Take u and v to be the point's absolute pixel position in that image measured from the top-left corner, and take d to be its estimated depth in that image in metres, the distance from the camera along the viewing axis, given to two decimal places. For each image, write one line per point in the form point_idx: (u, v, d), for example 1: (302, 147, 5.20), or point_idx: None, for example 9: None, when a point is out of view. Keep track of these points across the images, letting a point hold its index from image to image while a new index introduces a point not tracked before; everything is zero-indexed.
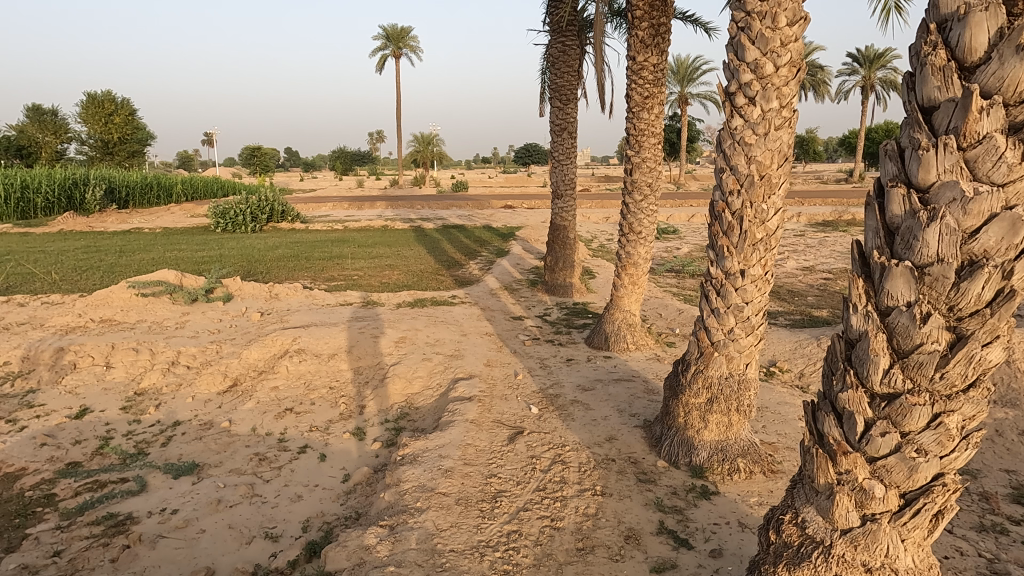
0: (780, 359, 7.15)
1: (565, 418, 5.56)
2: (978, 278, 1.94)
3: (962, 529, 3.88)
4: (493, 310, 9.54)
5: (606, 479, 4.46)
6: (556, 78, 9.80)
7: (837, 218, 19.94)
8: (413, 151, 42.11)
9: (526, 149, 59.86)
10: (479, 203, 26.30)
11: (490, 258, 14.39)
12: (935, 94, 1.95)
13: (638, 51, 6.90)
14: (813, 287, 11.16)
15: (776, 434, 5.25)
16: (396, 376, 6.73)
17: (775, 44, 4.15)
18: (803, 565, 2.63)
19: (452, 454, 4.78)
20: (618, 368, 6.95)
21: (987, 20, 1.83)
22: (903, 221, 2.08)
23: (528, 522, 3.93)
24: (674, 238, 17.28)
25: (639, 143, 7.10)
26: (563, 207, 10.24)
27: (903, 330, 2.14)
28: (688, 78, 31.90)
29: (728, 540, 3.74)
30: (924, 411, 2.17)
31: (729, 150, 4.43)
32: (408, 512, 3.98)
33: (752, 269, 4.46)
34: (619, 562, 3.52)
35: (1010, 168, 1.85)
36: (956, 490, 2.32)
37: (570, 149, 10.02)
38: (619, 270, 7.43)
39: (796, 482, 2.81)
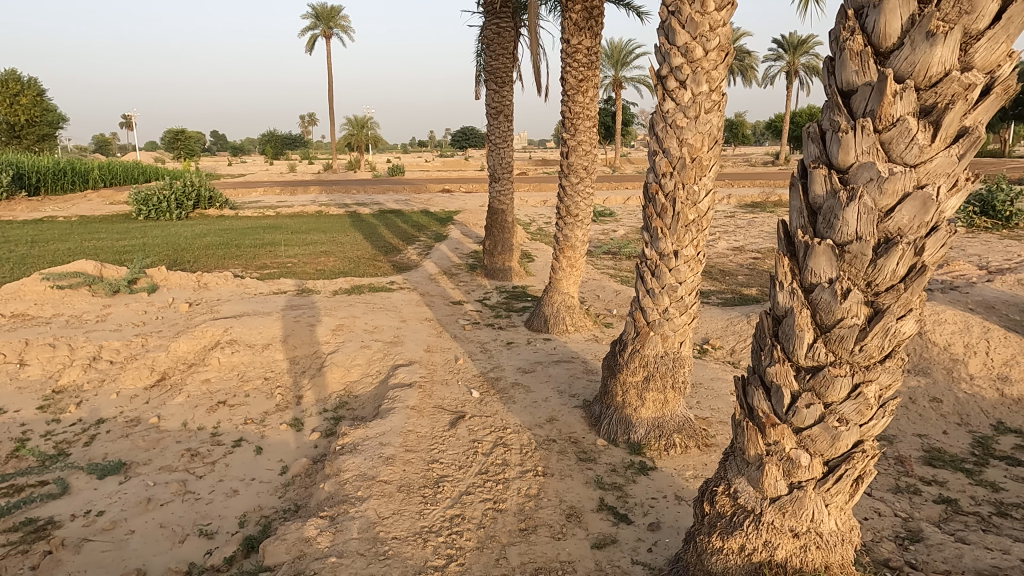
0: (712, 337, 7.38)
1: (506, 400, 5.60)
2: (893, 255, 2.04)
3: (880, 491, 4.11)
4: (432, 295, 9.46)
5: (548, 459, 4.52)
6: (491, 60, 9.71)
7: (765, 199, 20.69)
8: (346, 134, 41.21)
9: (462, 132, 59.29)
10: (416, 187, 26.02)
11: (429, 243, 14.27)
12: (853, 78, 2.02)
13: (572, 34, 6.92)
14: (743, 266, 11.56)
15: (709, 409, 5.43)
16: (335, 365, 6.59)
17: (704, 29, 4.24)
18: (736, 533, 2.73)
19: (394, 441, 4.73)
20: (558, 350, 7.02)
21: (901, 7, 1.90)
22: (826, 201, 2.16)
23: (470, 505, 3.93)
24: (611, 221, 17.54)
25: (575, 126, 7.16)
26: (501, 190, 10.21)
27: (826, 305, 2.23)
28: (622, 62, 32.27)
29: (666, 513, 3.86)
30: (846, 382, 2.28)
31: (662, 133, 4.52)
32: (348, 502, 3.92)
33: (685, 249, 4.57)
34: (562, 540, 3.58)
35: (921, 150, 1.94)
36: (874, 455, 2.46)
37: (507, 132, 10.00)
38: (557, 253, 7.48)
39: (727, 454, 2.91)
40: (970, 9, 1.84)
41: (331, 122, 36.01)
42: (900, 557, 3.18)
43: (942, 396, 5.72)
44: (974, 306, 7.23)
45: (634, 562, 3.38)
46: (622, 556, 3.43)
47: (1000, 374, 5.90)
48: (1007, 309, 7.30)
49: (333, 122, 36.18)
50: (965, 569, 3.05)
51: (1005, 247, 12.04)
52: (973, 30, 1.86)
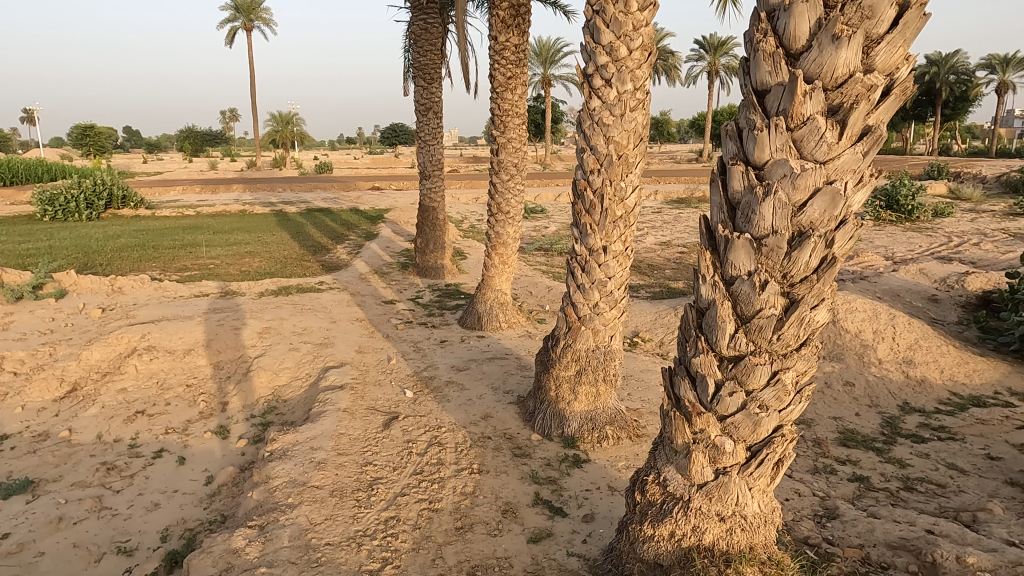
0: (641, 330, 7.56)
1: (440, 399, 5.56)
2: (806, 247, 2.14)
3: (800, 473, 4.32)
4: (363, 295, 9.28)
5: (483, 456, 4.52)
6: (419, 56, 9.60)
7: (690, 196, 21.33)
8: (270, 130, 39.86)
9: (392, 129, 58.39)
10: (345, 185, 25.46)
11: (359, 242, 14.01)
12: (767, 78, 2.10)
13: (500, 31, 6.92)
14: (670, 261, 11.89)
15: (640, 401, 5.57)
16: (262, 369, 6.37)
17: (628, 28, 4.34)
18: (666, 520, 2.80)
19: (325, 445, 4.63)
20: (492, 347, 7.03)
21: (808, 11, 1.99)
22: (743, 196, 2.24)
23: (406, 506, 3.89)
24: (543, 218, 17.69)
25: (504, 123, 7.18)
26: (431, 187, 10.12)
27: (745, 297, 2.32)
28: (551, 60, 32.54)
29: (600, 504, 3.92)
30: (766, 370, 2.38)
31: (588, 130, 4.59)
32: (278, 509, 3.81)
33: (613, 245, 4.66)
34: (498, 537, 3.59)
35: (830, 147, 2.04)
36: (793, 439, 2.58)
37: (436, 129, 9.93)
38: (489, 250, 7.47)
39: (656, 443, 2.98)
40: (870, 14, 1.94)
41: (254, 117, 34.78)
42: (818, 534, 3.34)
43: (854, 380, 6.05)
44: (881, 295, 7.69)
45: (569, 554, 3.41)
46: (557, 549, 3.47)
47: (905, 358, 6.30)
48: (911, 296, 7.80)
49: (256, 119, 34.94)
50: (875, 542, 3.24)
51: (908, 239, 12.86)
52: (874, 34, 1.97)
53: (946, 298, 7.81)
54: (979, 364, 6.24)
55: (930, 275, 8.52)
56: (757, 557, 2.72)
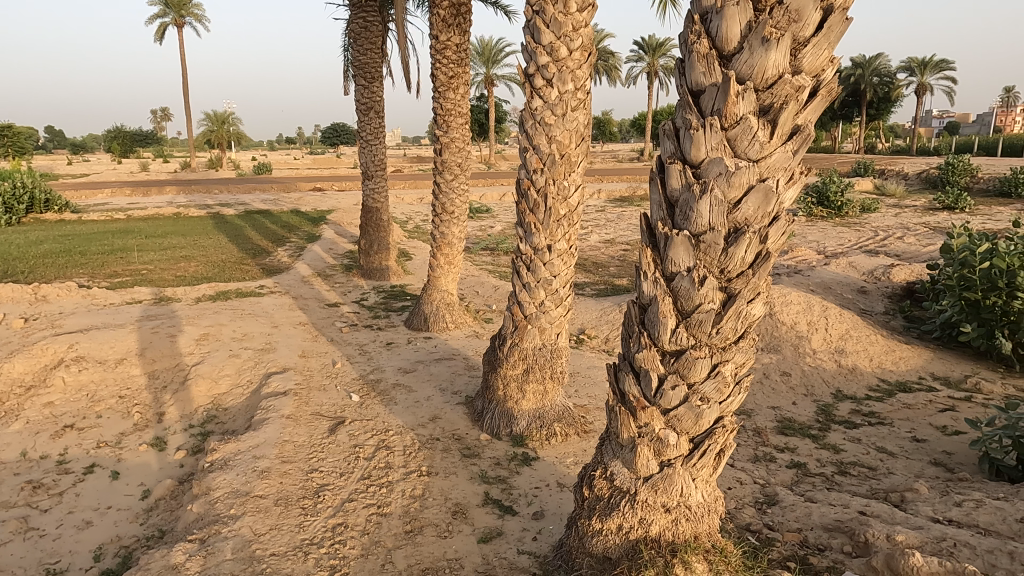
0: (587, 327, 7.66)
1: (387, 402, 5.49)
2: (742, 243, 2.21)
3: (741, 462, 4.45)
4: (305, 298, 9.09)
5: (432, 458, 4.48)
6: (359, 55, 9.46)
7: (632, 194, 21.72)
8: (204, 130, 38.55)
9: (333, 128, 57.32)
10: (285, 186, 24.88)
11: (301, 244, 13.71)
12: (701, 79, 2.15)
13: (441, 30, 6.88)
14: (614, 258, 12.08)
15: (587, 397, 5.63)
16: (200, 377, 6.15)
17: (568, 29, 4.40)
18: (613, 514, 2.84)
19: (269, 453, 4.51)
20: (439, 348, 6.99)
21: (738, 14, 2.05)
22: (681, 194, 2.29)
23: (353, 512, 3.82)
24: (488, 217, 17.70)
25: (447, 123, 7.16)
26: (374, 188, 9.98)
27: (685, 293, 2.37)
28: (493, 60, 32.58)
29: (549, 501, 3.95)
30: (706, 363, 2.44)
31: (531, 130, 4.61)
32: (220, 522, 3.68)
33: (557, 244, 4.70)
34: (448, 538, 3.57)
35: (762, 145, 2.11)
36: (733, 429, 2.66)
37: (378, 129, 9.81)
38: (434, 251, 7.43)
39: (603, 438, 3.02)
40: (797, 18, 2.01)
41: (187, 116, 33.54)
42: (759, 521, 3.45)
43: (790, 370, 6.28)
44: (814, 288, 8.01)
45: (519, 552, 3.42)
46: (508, 548, 3.47)
47: (837, 347, 6.58)
48: (841, 289, 8.15)
49: (190, 119, 33.75)
50: (813, 525, 3.37)
51: (838, 234, 13.42)
52: (801, 37, 2.04)
53: (874, 290, 8.19)
54: (905, 351, 6.58)
55: (858, 267, 8.92)
56: (702, 545, 2.79)
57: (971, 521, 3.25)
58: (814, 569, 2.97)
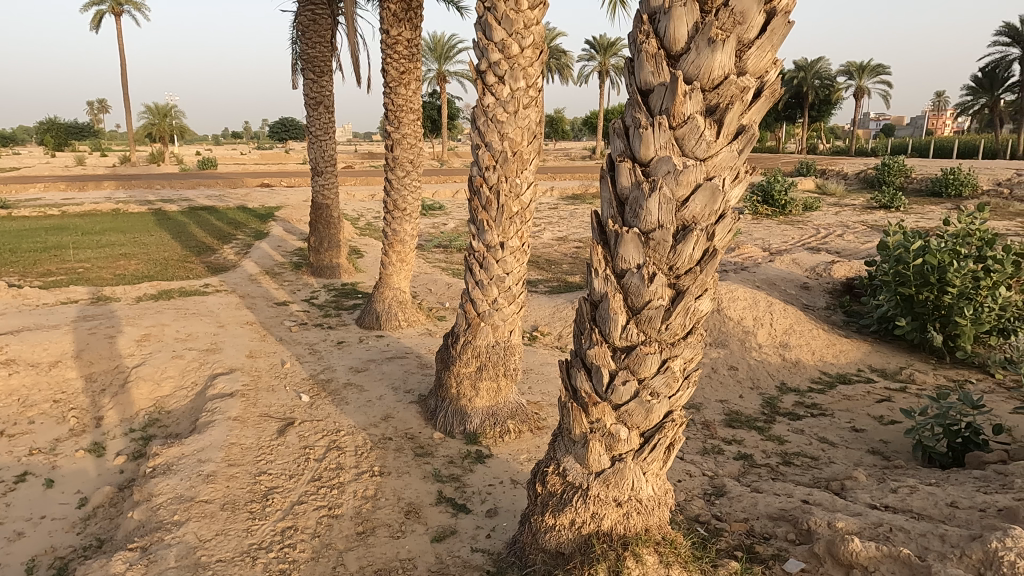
0: (540, 324, 7.69)
1: (339, 402, 5.40)
2: (690, 241, 2.26)
3: (690, 455, 4.54)
4: (253, 297, 8.86)
5: (384, 458, 4.43)
6: (307, 48, 9.27)
7: (584, 192, 21.94)
8: (145, 123, 37.18)
9: (281, 122, 56.06)
10: (231, 182, 24.21)
11: (248, 241, 13.37)
12: (650, 78, 2.18)
13: (391, 25, 6.79)
14: (567, 255, 12.18)
15: (540, 394, 5.66)
16: (141, 379, 5.93)
17: (519, 26, 4.42)
18: (566, 509, 2.86)
19: (214, 457, 4.37)
20: (391, 346, 6.92)
21: (686, 15, 2.08)
22: (631, 192, 2.31)
23: (303, 515, 3.75)
24: (441, 214, 17.60)
25: (398, 119, 7.08)
26: (324, 184, 9.80)
27: (635, 289, 2.40)
28: (445, 56, 32.38)
29: (502, 498, 3.95)
30: (656, 358, 2.48)
31: (483, 127, 4.60)
32: (162, 528, 3.56)
33: (510, 241, 4.72)
34: (400, 539, 3.53)
35: (709, 144, 2.15)
36: (682, 423, 2.71)
37: (328, 124, 9.63)
38: (386, 248, 7.35)
39: (555, 435, 3.03)
40: (742, 20, 2.05)
41: (127, 107, 32.28)
42: (708, 512, 3.53)
43: (738, 364, 6.44)
44: (760, 284, 8.24)
45: (473, 550, 3.42)
46: (461, 546, 3.46)
47: (782, 342, 6.78)
48: (785, 285, 8.41)
49: (129, 111, 32.47)
50: (759, 514, 3.46)
51: (782, 232, 13.83)
52: (746, 39, 2.09)
53: (816, 286, 8.47)
54: (845, 344, 6.82)
55: (801, 264, 9.21)
56: (653, 537, 2.83)
57: (906, 506, 3.39)
58: (760, 557, 3.05)
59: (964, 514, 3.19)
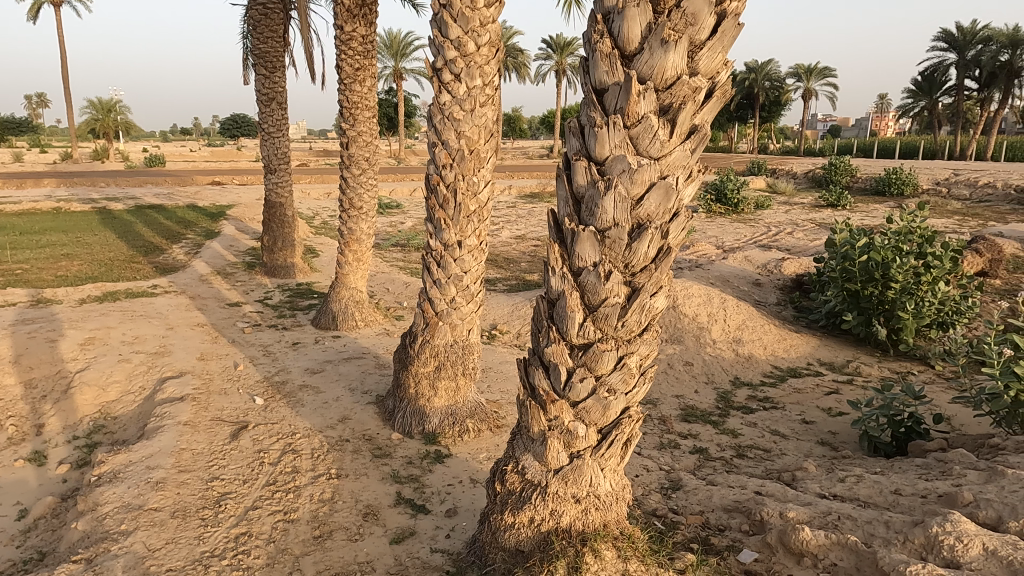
0: (499, 322, 7.69)
1: (294, 404, 5.30)
2: (644, 239, 2.28)
3: (647, 450, 4.60)
4: (204, 298, 8.62)
5: (341, 460, 4.37)
6: (258, 43, 9.06)
7: (542, 190, 22.04)
8: (88, 118, 35.80)
9: (233, 119, 54.70)
10: (180, 179, 23.50)
11: (198, 241, 13.00)
12: (604, 78, 2.20)
13: (346, 20, 6.68)
14: (525, 254, 12.21)
15: (499, 392, 5.66)
16: (85, 385, 5.70)
17: (474, 24, 4.42)
18: (525, 507, 2.86)
19: (164, 463, 4.24)
20: (348, 347, 6.82)
21: (639, 15, 2.10)
22: (587, 190, 2.33)
23: (258, 520, 3.66)
24: (398, 213, 17.44)
25: (354, 116, 6.98)
26: (277, 182, 9.60)
27: (591, 287, 2.42)
28: (401, 53, 32.09)
29: (462, 498, 3.94)
30: (612, 355, 2.50)
31: (440, 125, 4.57)
32: (109, 539, 3.43)
33: (468, 240, 4.70)
34: (358, 541, 3.49)
35: (662, 144, 2.18)
36: (639, 419, 2.75)
37: (281, 121, 9.44)
38: (342, 247, 7.24)
39: (513, 433, 3.03)
40: (694, 22, 2.08)
41: (68, 102, 31.01)
42: (665, 505, 3.58)
43: (693, 360, 6.57)
44: (714, 280, 8.41)
45: (433, 550, 3.39)
46: (421, 547, 3.43)
47: (735, 337, 6.93)
48: (738, 281, 8.60)
49: (70, 105, 31.20)
50: (714, 507, 3.53)
51: (735, 230, 14.14)
52: (697, 40, 2.13)
53: (767, 282, 8.70)
54: (795, 339, 7.02)
55: (753, 261, 9.44)
56: (611, 533, 2.86)
57: (853, 495, 3.50)
58: (715, 548, 3.11)
59: (907, 501, 3.32)
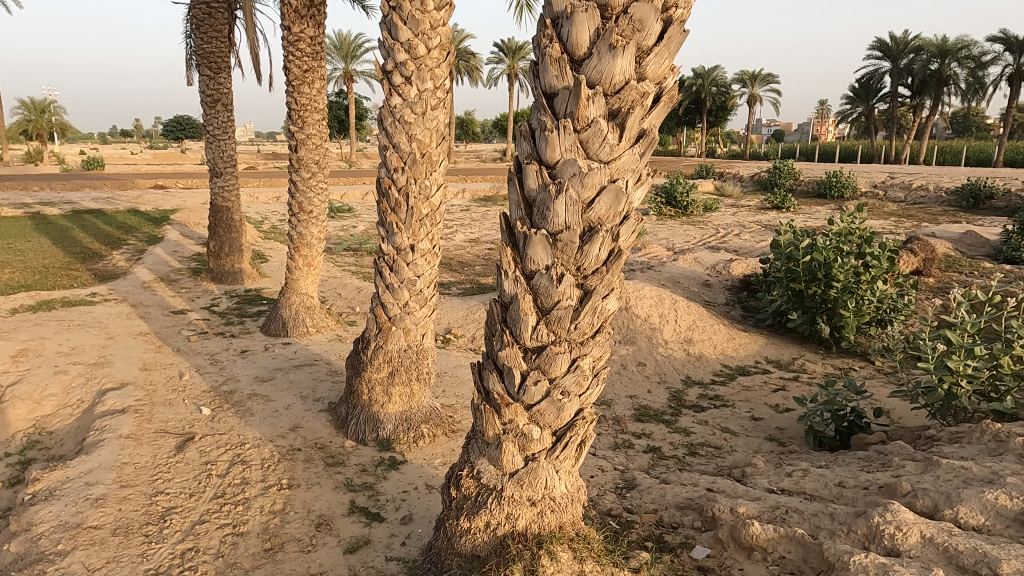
0: (454, 326, 7.66)
1: (243, 414, 5.15)
2: (596, 241, 2.30)
3: (602, 450, 4.64)
4: (147, 306, 8.32)
5: (293, 470, 4.27)
6: (202, 43, 8.81)
7: (496, 194, 22.07)
8: (19, 119, 34.17)
9: (176, 121, 53.04)
10: (120, 183, 22.63)
11: (140, 246, 12.55)
12: (554, 82, 2.21)
13: (293, 21, 6.54)
14: (479, 257, 12.19)
15: (454, 397, 5.63)
16: (18, 399, 5.42)
17: (425, 27, 4.39)
18: (481, 512, 2.85)
19: (104, 479, 4.07)
20: (299, 354, 6.68)
21: (588, 21, 2.12)
22: (538, 194, 2.34)
23: (205, 535, 3.55)
24: (350, 217, 17.21)
25: (302, 118, 6.85)
26: (223, 185, 9.34)
27: (544, 290, 2.43)
28: (351, 55, 31.70)
29: (417, 504, 3.89)
30: (566, 357, 2.51)
31: (390, 127, 4.53)
32: (44, 560, 3.26)
33: (421, 243, 4.67)
34: (311, 552, 3.41)
35: (612, 148, 2.20)
36: (592, 421, 2.76)
37: (227, 123, 9.20)
38: (291, 252, 7.09)
39: (468, 438, 3.02)
40: (640, 28, 2.11)
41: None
42: (620, 505, 3.62)
43: (646, 360, 6.66)
44: (665, 282, 8.56)
45: (388, 559, 3.35)
46: (376, 556, 3.38)
47: (686, 337, 7.07)
48: (689, 282, 8.77)
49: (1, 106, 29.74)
50: (668, 505, 3.58)
51: (685, 232, 14.43)
52: (644, 46, 2.16)
53: (716, 283, 8.90)
54: (743, 338, 7.20)
55: (702, 263, 9.65)
56: (566, 534, 2.87)
57: (800, 488, 3.61)
58: (669, 545, 3.16)
59: (850, 492, 3.43)
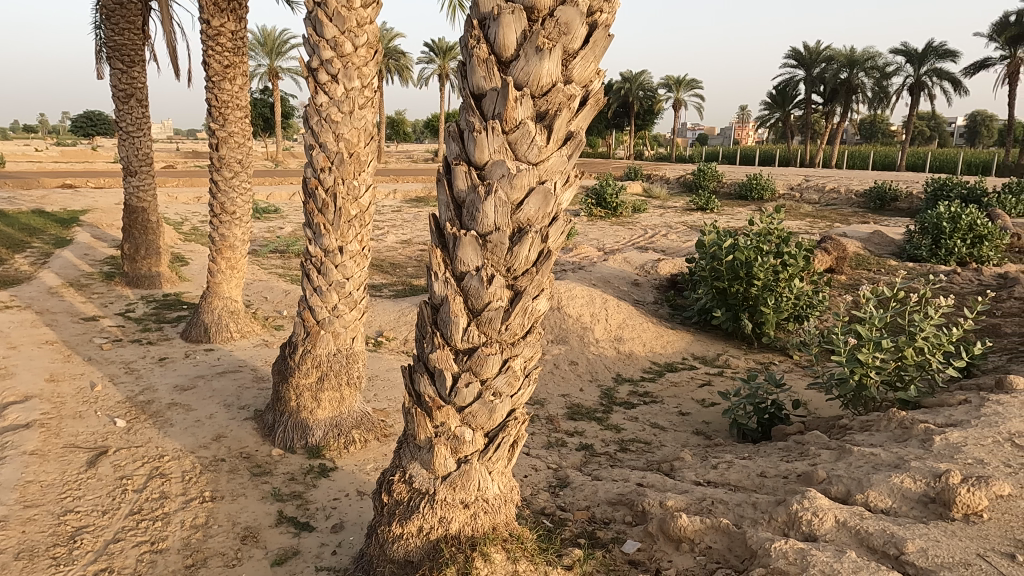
0: (385, 329, 7.54)
1: (161, 425, 4.91)
2: (525, 242, 2.31)
3: (536, 449, 4.67)
4: (54, 313, 7.81)
5: (216, 482, 4.09)
6: (113, 34, 8.35)
7: (428, 195, 21.89)
8: None
9: (86, 117, 50.08)
10: (23, 182, 21.15)
11: (46, 249, 11.76)
12: (482, 83, 2.20)
13: (212, 14, 6.27)
14: (411, 259, 12.06)
15: (386, 400, 5.54)
16: None
17: (351, 24, 4.31)
18: (413, 517, 2.81)
19: (5, 500, 3.78)
20: (223, 360, 6.42)
21: (514, 23, 2.12)
22: (467, 195, 2.32)
23: (120, 554, 3.35)
24: (276, 218, 16.69)
25: (224, 115, 6.58)
26: (138, 185, 8.88)
27: (474, 292, 2.42)
28: (276, 51, 30.80)
29: (348, 511, 3.81)
30: (497, 359, 2.51)
31: (317, 126, 4.41)
32: None
33: (349, 245, 4.58)
34: (237, 567, 3.28)
35: (540, 149, 2.22)
36: (524, 420, 2.77)
37: (142, 119, 8.76)
38: (213, 255, 6.82)
39: (400, 442, 2.97)
40: (566, 31, 2.13)
41: None
42: (553, 503, 3.65)
43: (578, 359, 6.75)
44: (596, 281, 8.71)
45: (318, 569, 3.26)
46: (305, 566, 3.29)
47: (616, 335, 7.21)
48: (619, 282, 8.95)
49: None
50: (599, 501, 3.64)
51: (615, 232, 14.73)
52: (570, 49, 2.18)
53: (645, 282, 9.12)
54: (671, 335, 7.40)
55: (631, 262, 9.86)
56: (499, 535, 2.86)
57: (724, 480, 3.74)
58: (601, 541, 3.21)
59: (772, 482, 3.58)
